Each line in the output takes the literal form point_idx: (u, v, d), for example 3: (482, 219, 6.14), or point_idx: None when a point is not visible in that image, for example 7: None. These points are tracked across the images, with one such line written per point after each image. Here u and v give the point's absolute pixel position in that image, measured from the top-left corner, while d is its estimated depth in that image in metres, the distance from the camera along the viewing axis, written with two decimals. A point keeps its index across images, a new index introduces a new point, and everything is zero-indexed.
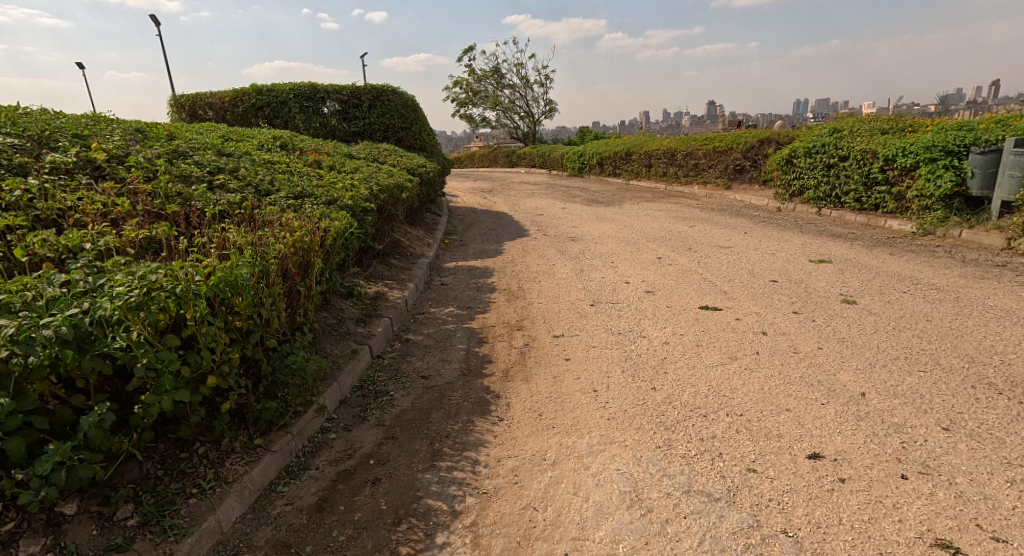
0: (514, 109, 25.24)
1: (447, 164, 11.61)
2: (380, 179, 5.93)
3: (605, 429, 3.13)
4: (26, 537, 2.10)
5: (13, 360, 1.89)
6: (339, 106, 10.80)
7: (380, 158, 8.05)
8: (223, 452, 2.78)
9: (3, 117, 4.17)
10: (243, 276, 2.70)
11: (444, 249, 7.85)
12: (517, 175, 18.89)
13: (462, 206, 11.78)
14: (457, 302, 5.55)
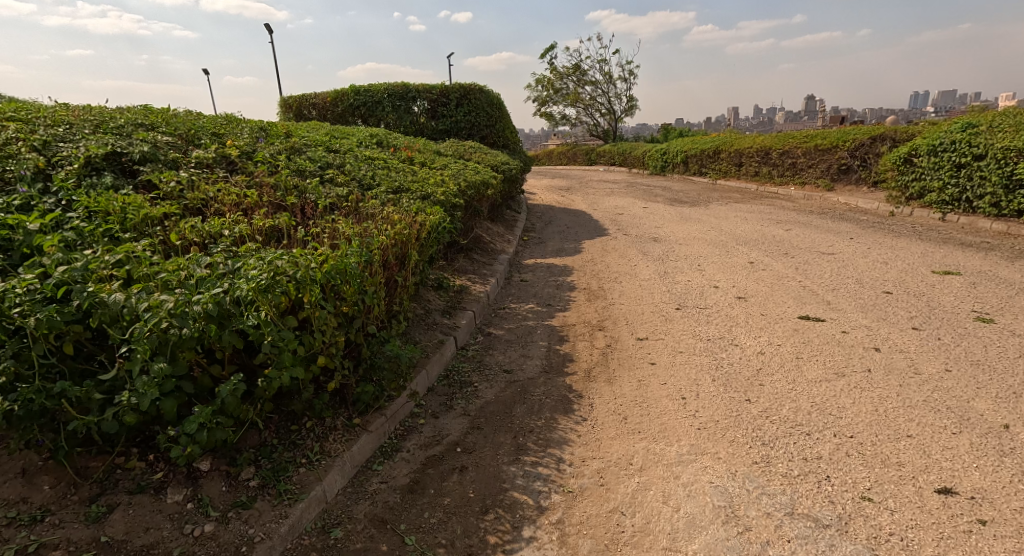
0: (599, 106, 24.81)
1: (530, 162, 11.65)
2: (468, 175, 6.10)
3: (696, 439, 3.01)
4: (172, 486, 2.42)
5: (171, 330, 2.16)
6: (429, 105, 11.21)
7: (467, 155, 8.28)
8: (327, 428, 2.99)
9: (158, 117, 4.75)
10: (352, 264, 2.89)
11: (523, 246, 7.91)
12: (594, 174, 18.55)
13: (542, 204, 11.81)
14: (537, 298, 5.58)
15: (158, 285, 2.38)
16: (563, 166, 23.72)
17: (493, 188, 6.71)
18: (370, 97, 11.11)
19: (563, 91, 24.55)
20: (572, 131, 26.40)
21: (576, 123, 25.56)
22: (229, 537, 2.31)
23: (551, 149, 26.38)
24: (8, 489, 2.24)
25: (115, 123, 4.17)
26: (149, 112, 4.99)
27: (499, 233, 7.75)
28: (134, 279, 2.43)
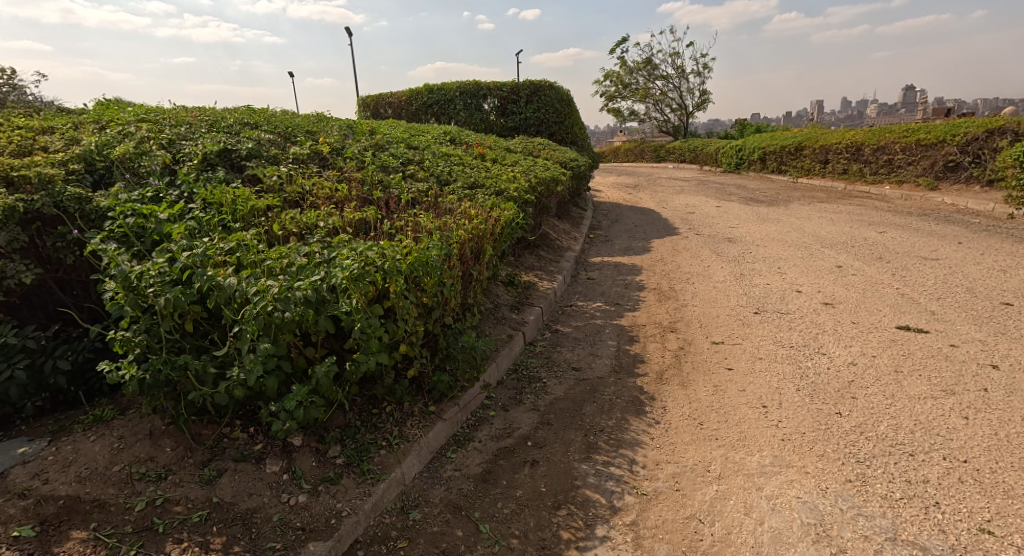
0: (670, 101, 23.95)
1: (597, 158, 11.42)
2: (538, 171, 6.10)
3: (780, 451, 2.85)
4: (270, 458, 2.62)
5: (275, 313, 2.34)
6: (498, 102, 11.14)
7: (536, 151, 8.27)
8: (405, 413, 3.11)
9: (261, 117, 5.13)
10: (433, 257, 2.98)
11: (589, 243, 7.82)
12: (662, 171, 17.91)
13: (610, 201, 11.59)
14: (605, 297, 5.49)
15: (264, 272, 2.58)
16: (633, 163, 23.10)
17: (563, 185, 6.67)
18: (443, 95, 11.39)
19: (632, 86, 23.79)
20: (639, 127, 25.63)
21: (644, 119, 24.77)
22: (319, 508, 2.46)
23: (618, 146, 25.78)
24: (139, 448, 2.61)
25: (225, 123, 4.53)
26: (250, 112, 5.38)
27: (565, 230, 7.69)
28: (244, 265, 2.64)
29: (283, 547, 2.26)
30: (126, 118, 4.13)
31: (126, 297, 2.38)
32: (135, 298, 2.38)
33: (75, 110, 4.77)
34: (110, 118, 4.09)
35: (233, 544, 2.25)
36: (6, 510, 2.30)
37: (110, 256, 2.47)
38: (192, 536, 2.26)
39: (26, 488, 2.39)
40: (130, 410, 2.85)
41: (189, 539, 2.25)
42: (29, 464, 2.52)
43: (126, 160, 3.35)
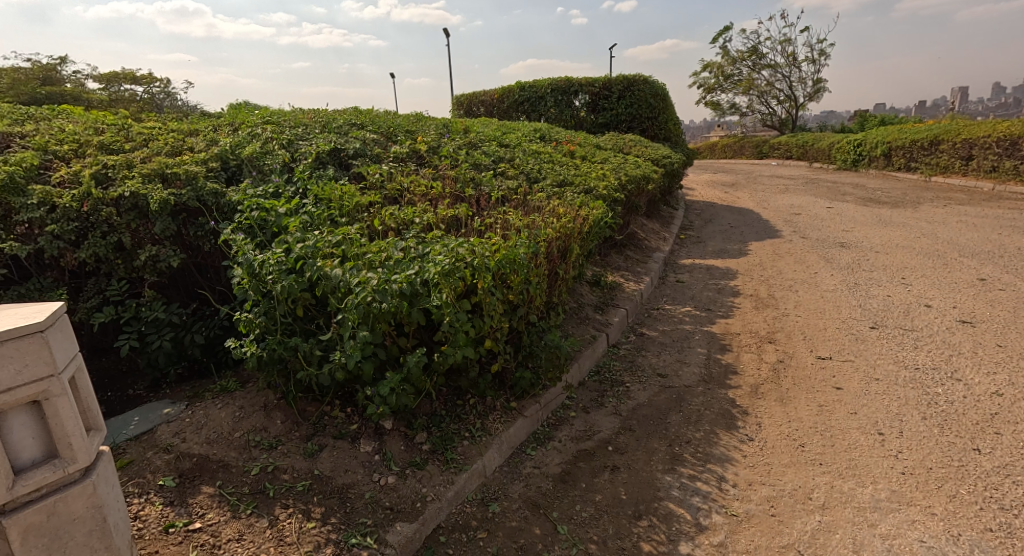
0: (777, 93, 22.40)
1: (692, 155, 10.97)
2: (628, 169, 5.91)
3: (898, 485, 2.59)
4: (364, 439, 2.80)
5: (374, 303, 2.49)
6: (590, 98, 11.04)
7: (627, 148, 8.08)
8: (487, 407, 3.19)
9: (366, 117, 5.43)
10: (521, 255, 3.01)
11: (680, 244, 7.54)
12: (764, 168, 16.81)
13: (704, 200, 11.08)
14: (695, 301, 5.27)
15: (365, 264, 2.75)
16: (731, 159, 21.91)
17: (654, 183, 6.47)
18: (534, 92, 11.46)
19: (734, 77, 22.53)
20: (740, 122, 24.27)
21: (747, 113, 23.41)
22: (407, 491, 2.58)
23: (715, 141, 24.55)
24: (255, 418, 2.88)
25: (335, 123, 4.85)
26: (357, 112, 5.77)
27: (654, 230, 7.47)
28: (348, 257, 2.82)
29: (373, 524, 2.39)
30: (254, 120, 4.53)
31: (251, 282, 2.69)
32: (257, 284, 2.69)
33: (211, 113, 5.31)
34: (241, 121, 4.53)
35: (330, 515, 2.42)
36: (151, 462, 2.63)
37: (239, 245, 2.81)
38: (296, 503, 2.46)
39: (168, 445, 2.73)
40: (250, 383, 3.15)
41: (293, 506, 2.45)
42: (171, 423, 2.87)
43: (253, 159, 3.68)
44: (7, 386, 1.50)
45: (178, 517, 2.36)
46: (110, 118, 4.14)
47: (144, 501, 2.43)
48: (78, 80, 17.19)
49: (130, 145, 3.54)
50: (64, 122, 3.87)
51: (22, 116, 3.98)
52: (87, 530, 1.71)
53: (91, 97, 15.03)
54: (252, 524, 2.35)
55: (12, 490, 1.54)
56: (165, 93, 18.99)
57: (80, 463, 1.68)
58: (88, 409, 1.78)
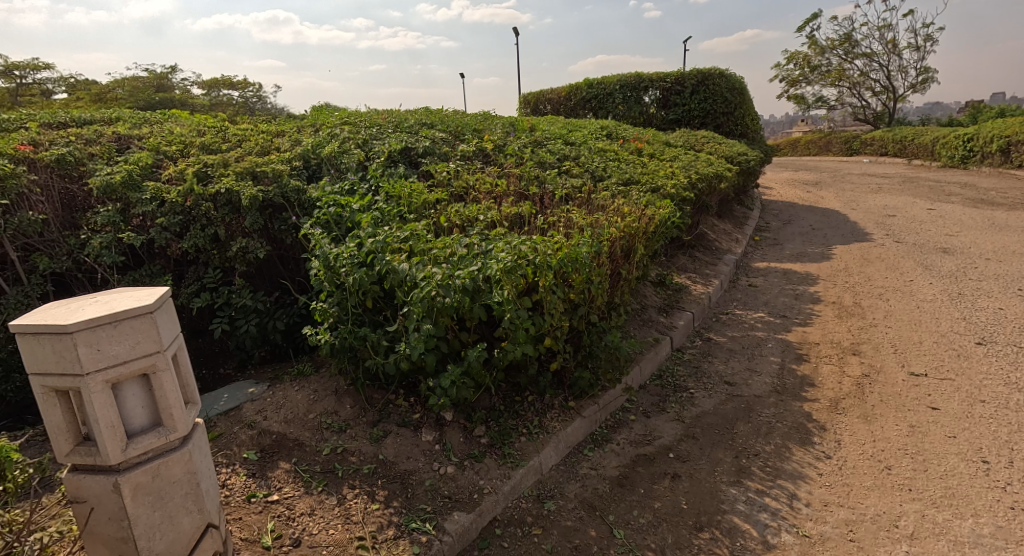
0: (872, 83, 20.90)
1: (770, 153, 10.46)
2: (699, 166, 5.69)
3: (1004, 521, 2.40)
4: (425, 429, 2.90)
5: (439, 298, 2.58)
6: (661, 94, 10.77)
7: (698, 146, 7.82)
8: (545, 405, 3.21)
9: (436, 117, 5.56)
10: (584, 254, 3.00)
11: (754, 246, 7.22)
12: (854, 166, 15.74)
13: (783, 200, 10.54)
14: (769, 307, 5.04)
15: (431, 259, 2.84)
16: (814, 156, 20.69)
17: (727, 181, 6.22)
18: (603, 89, 11.32)
19: (821, 68, 21.22)
20: (827, 116, 22.84)
21: (835, 106, 22.00)
22: (464, 482, 2.65)
23: (797, 138, 23.25)
24: (327, 402, 3.05)
25: (407, 123, 5.01)
26: (427, 112, 5.92)
27: (726, 231, 7.20)
28: (415, 253, 2.92)
29: (432, 511, 2.47)
30: (334, 121, 4.77)
31: (326, 275, 2.88)
32: (332, 276, 2.87)
33: (297, 115, 5.63)
34: (322, 121, 4.77)
35: (393, 498, 2.52)
36: (236, 436, 2.84)
37: (316, 239, 2.97)
38: (362, 485, 2.58)
39: (251, 421, 2.94)
40: (323, 368, 3.33)
41: (359, 487, 2.57)
42: (254, 402, 3.09)
43: (332, 158, 3.87)
44: (121, 359, 1.69)
45: (258, 488, 2.54)
46: (211, 121, 4.49)
47: (230, 470, 2.63)
48: (184, 84, 18.70)
49: (226, 145, 3.82)
50: (173, 125, 4.24)
51: (138, 120, 4.39)
52: (183, 493, 1.89)
53: (193, 101, 16.35)
54: (322, 501, 2.49)
55: (124, 452, 1.74)
56: (255, 96, 20.30)
57: (179, 432, 1.85)
58: (188, 383, 1.96)
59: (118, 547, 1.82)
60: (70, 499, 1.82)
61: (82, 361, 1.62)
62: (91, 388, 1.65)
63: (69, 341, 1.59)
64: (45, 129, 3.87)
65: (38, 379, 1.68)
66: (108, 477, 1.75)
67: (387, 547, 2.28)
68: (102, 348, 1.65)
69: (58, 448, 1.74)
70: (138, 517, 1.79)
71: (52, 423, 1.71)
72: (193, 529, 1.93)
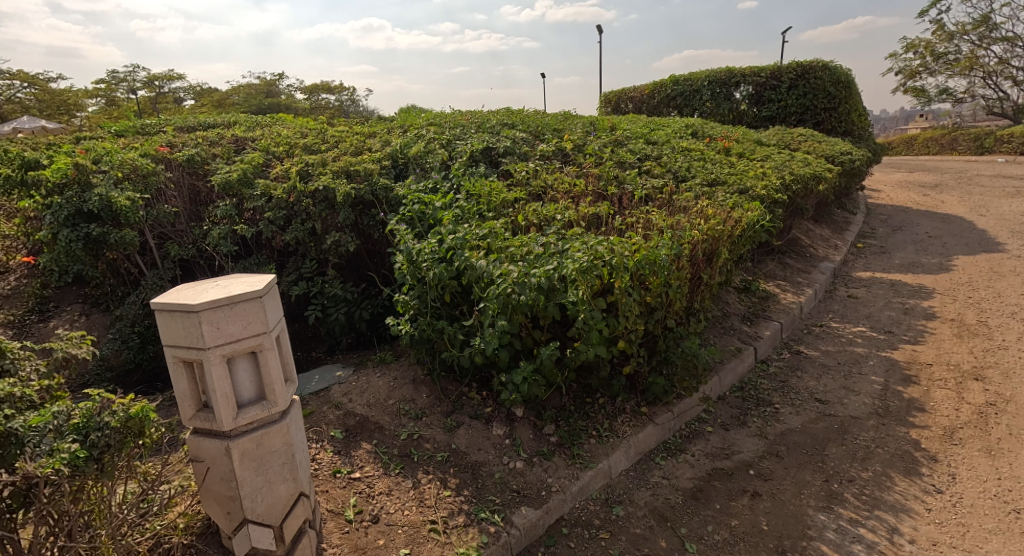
0: (1012, 72, 18.45)
1: (879, 151, 9.57)
2: (795, 166, 5.33)
3: None
4: (497, 422, 2.99)
5: (514, 295, 2.64)
6: (754, 89, 10.19)
7: (794, 145, 7.33)
8: (617, 409, 3.17)
9: (517, 117, 5.62)
10: (662, 257, 2.93)
11: (856, 254, 6.65)
12: (983, 166, 14.03)
13: (895, 204, 9.61)
14: (871, 321, 4.64)
15: (507, 256, 2.90)
16: (935, 156, 18.65)
17: (827, 182, 5.77)
18: (689, 86, 10.89)
19: (947, 56, 19.08)
20: (952, 111, 20.50)
21: (964, 99, 19.68)
22: (533, 478, 2.69)
23: (915, 135, 21.07)
24: (405, 389, 3.20)
25: (489, 124, 5.11)
26: (507, 113, 6.02)
27: (824, 236, 6.69)
28: (492, 250, 2.99)
29: (501, 503, 2.54)
30: (420, 122, 4.97)
31: (408, 268, 3.03)
32: (414, 270, 3.02)
33: (386, 117, 5.92)
34: (409, 123, 4.99)
35: (463, 487, 2.62)
36: (325, 415, 3.06)
37: (401, 234, 3.13)
38: (435, 471, 2.70)
39: (337, 402, 3.15)
40: (403, 357, 3.51)
41: (433, 473, 2.69)
42: (341, 385, 3.31)
43: (418, 157, 4.04)
44: (236, 337, 1.89)
45: (343, 465, 2.72)
46: (311, 124, 4.83)
47: (318, 446, 2.84)
48: (289, 89, 20.24)
49: (323, 146, 4.10)
50: (280, 128, 4.61)
51: (251, 123, 4.82)
52: (281, 462, 2.08)
53: (295, 105, 17.74)
54: (399, 482, 2.63)
55: (235, 420, 1.95)
56: (349, 99, 21.60)
57: (279, 406, 2.05)
58: (287, 362, 2.15)
59: (227, 506, 2.03)
60: (190, 459, 2.05)
61: (205, 336, 1.83)
62: (211, 361, 1.86)
63: (196, 319, 1.81)
64: (177, 132, 4.36)
65: (170, 350, 1.91)
66: (221, 442, 1.96)
67: (457, 534, 2.37)
68: (221, 326, 1.85)
69: (183, 412, 1.98)
70: (244, 479, 1.99)
71: (179, 389, 1.95)
72: (288, 496, 2.12)
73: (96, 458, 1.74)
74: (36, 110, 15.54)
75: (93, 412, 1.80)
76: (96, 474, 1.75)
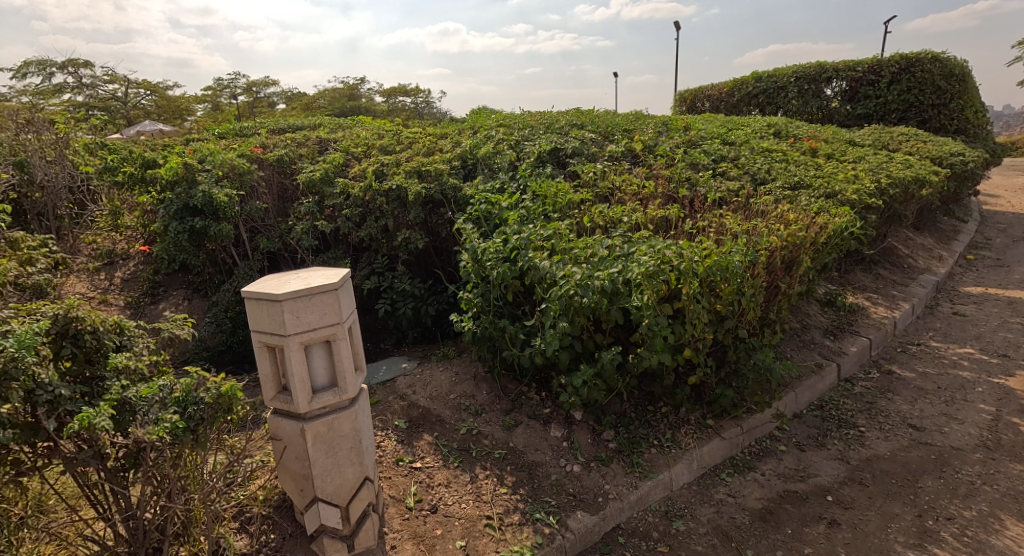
0: None
1: (1000, 152, 8.55)
2: (894, 169, 4.88)
3: None
4: (555, 424, 2.98)
5: (577, 297, 2.63)
6: (849, 85, 9.44)
7: (894, 145, 6.71)
8: (680, 420, 3.06)
9: (586, 118, 5.57)
10: (736, 263, 2.78)
11: (965, 266, 5.98)
12: None
13: (1016, 211, 8.54)
14: (979, 342, 4.16)
15: (571, 258, 2.88)
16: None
17: (932, 186, 5.23)
18: (774, 82, 10.25)
19: None
20: None
21: None
22: (590, 483, 2.67)
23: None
24: (466, 385, 3.28)
25: (557, 125, 5.10)
26: (577, 113, 5.97)
27: (927, 246, 6.07)
28: (556, 251, 2.98)
29: (557, 505, 2.54)
30: (490, 124, 5.06)
31: (473, 267, 3.10)
32: (479, 268, 3.09)
33: (457, 119, 6.08)
34: (479, 125, 5.09)
35: (520, 486, 2.64)
36: (390, 405, 3.19)
37: (468, 233, 3.20)
38: (493, 468, 2.75)
39: (403, 393, 3.28)
40: (465, 353, 3.59)
41: (490, 470, 2.74)
42: (406, 376, 3.44)
43: (487, 158, 4.11)
44: (313, 326, 2.03)
45: (405, 454, 2.83)
46: (387, 126, 5.05)
47: (383, 433, 2.97)
48: (370, 92, 21.16)
49: (398, 147, 4.28)
50: (358, 130, 4.86)
51: (333, 126, 5.12)
52: (350, 446, 2.21)
53: (374, 108, 18.63)
54: (457, 475, 2.70)
55: (310, 404, 2.09)
56: (425, 101, 22.33)
57: (349, 394, 2.17)
58: (358, 352, 2.28)
59: (301, 483, 2.17)
60: (270, 436, 2.22)
61: (286, 324, 1.97)
62: (291, 348, 2.00)
63: (279, 308, 1.96)
64: (268, 134, 4.71)
65: (256, 335, 2.08)
66: (296, 423, 2.10)
67: (512, 531, 2.40)
68: (300, 316, 1.99)
69: (266, 393, 2.14)
70: (316, 460, 2.12)
71: (262, 371, 2.11)
72: (354, 479, 2.24)
73: (192, 430, 1.92)
74: (155, 115, 17.37)
75: (191, 387, 1.99)
76: (191, 443, 1.93)
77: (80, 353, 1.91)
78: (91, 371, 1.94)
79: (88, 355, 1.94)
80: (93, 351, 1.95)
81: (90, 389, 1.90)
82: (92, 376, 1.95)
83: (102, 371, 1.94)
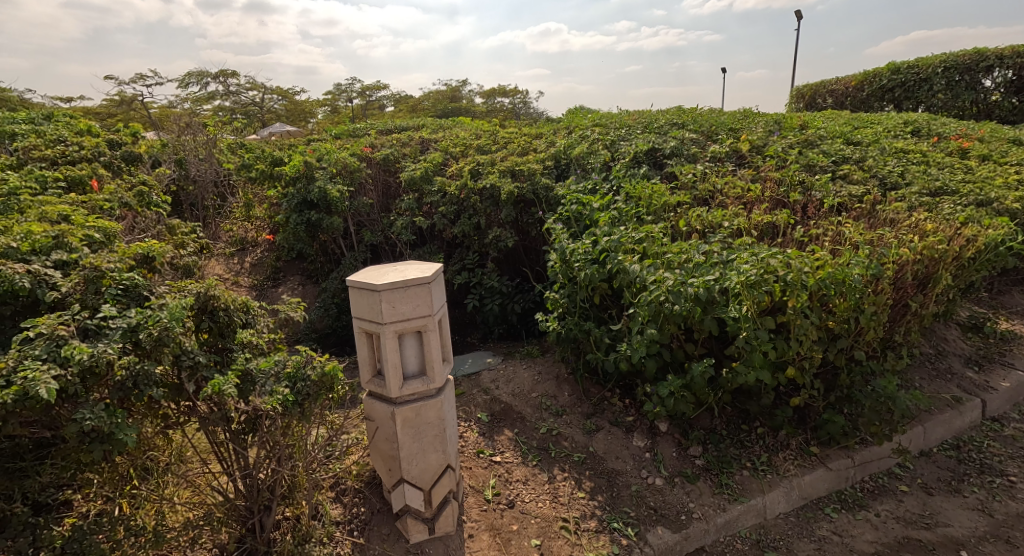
0: None
1: None
2: None
3: None
4: (639, 434, 2.88)
5: (667, 304, 2.51)
6: (1016, 75, 8.04)
7: None
8: (779, 443, 2.80)
9: (689, 117, 5.28)
10: (855, 277, 2.47)
11: None
12: None
13: None
14: None
15: (664, 263, 2.74)
16: None
17: None
18: (915, 74, 8.93)
19: None
20: None
21: None
22: (673, 499, 2.54)
23: None
24: (548, 385, 3.27)
25: (656, 124, 4.89)
26: (679, 112, 5.67)
27: None
28: (648, 254, 2.86)
29: (636, 517, 2.46)
30: (586, 124, 4.99)
31: (562, 267, 3.08)
32: (567, 269, 3.06)
33: (554, 119, 6.07)
34: (575, 124, 5.05)
35: (598, 492, 2.60)
36: (474, 398, 3.27)
37: (558, 233, 3.18)
38: (571, 471, 2.72)
39: (488, 387, 3.35)
40: (549, 353, 3.58)
41: (569, 473, 2.71)
42: (492, 371, 3.52)
43: (582, 158, 4.06)
44: (407, 316, 2.15)
45: (486, 447, 2.88)
46: (485, 126, 5.18)
47: (466, 424, 3.04)
48: (473, 92, 21.63)
49: (495, 147, 4.37)
50: (458, 130, 5.04)
51: (435, 126, 5.35)
52: (435, 433, 2.30)
53: (476, 108, 19.21)
54: (535, 474, 2.71)
55: (400, 389, 2.21)
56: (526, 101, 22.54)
57: (437, 383, 2.26)
58: (446, 344, 2.37)
59: (389, 463, 2.30)
60: (364, 417, 2.37)
61: (383, 313, 2.10)
62: (386, 336, 2.13)
63: (377, 297, 2.09)
64: (377, 135, 5.04)
65: (357, 322, 2.23)
66: (387, 407, 2.23)
67: (588, 537, 2.37)
68: (396, 306, 2.11)
69: (362, 376, 2.29)
70: (403, 443, 2.24)
71: (361, 355, 2.26)
72: (437, 465, 2.33)
73: (299, 403, 2.12)
74: (286, 117, 19.26)
75: (300, 364, 2.19)
76: (298, 416, 2.14)
77: (215, 327, 2.16)
78: (223, 342, 2.18)
79: (221, 329, 2.18)
80: (225, 326, 2.19)
81: (221, 359, 2.14)
82: (223, 347, 2.20)
83: (231, 344, 2.19)
